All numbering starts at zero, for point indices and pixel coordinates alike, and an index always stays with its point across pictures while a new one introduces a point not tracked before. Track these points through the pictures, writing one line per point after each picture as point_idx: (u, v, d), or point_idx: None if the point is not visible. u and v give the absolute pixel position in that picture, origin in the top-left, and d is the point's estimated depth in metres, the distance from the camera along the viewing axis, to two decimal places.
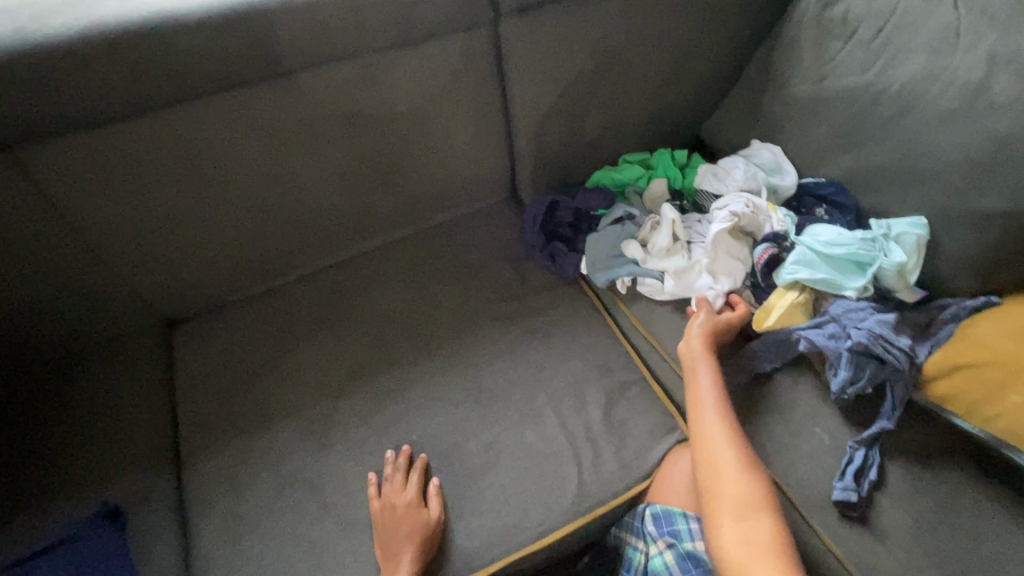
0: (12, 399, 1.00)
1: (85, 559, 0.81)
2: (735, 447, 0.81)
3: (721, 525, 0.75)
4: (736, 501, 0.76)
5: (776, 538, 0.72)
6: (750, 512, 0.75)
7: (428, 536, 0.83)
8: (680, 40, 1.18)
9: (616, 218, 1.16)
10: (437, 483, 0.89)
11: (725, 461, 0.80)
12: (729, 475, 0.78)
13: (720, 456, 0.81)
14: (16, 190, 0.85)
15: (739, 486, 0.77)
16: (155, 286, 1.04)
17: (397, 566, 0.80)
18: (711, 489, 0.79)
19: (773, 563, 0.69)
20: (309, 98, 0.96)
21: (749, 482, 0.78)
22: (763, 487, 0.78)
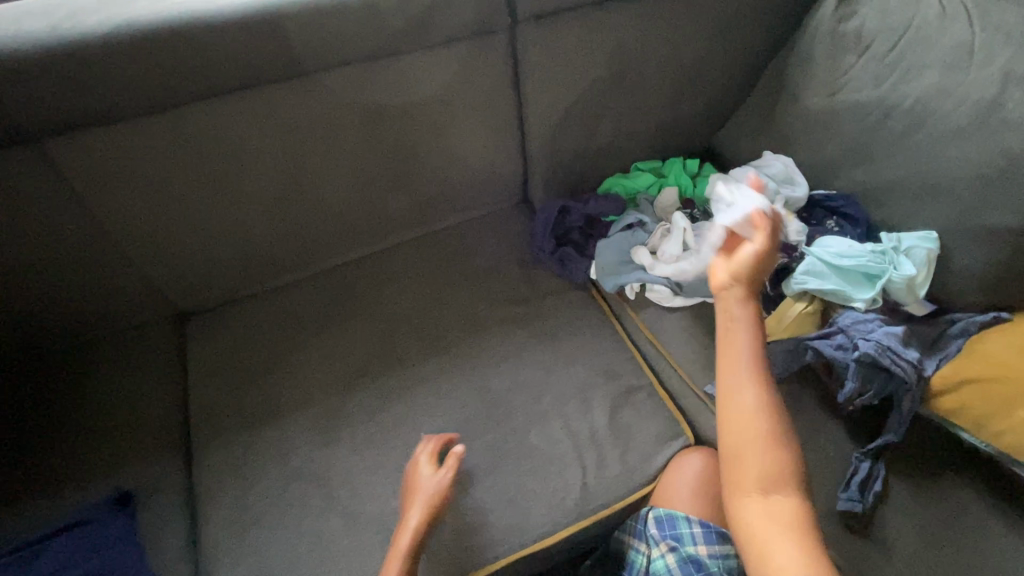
0: (30, 384, 1.02)
1: (96, 542, 0.83)
2: (768, 403, 0.66)
3: (745, 497, 0.65)
4: (764, 472, 0.64)
5: (804, 517, 0.63)
6: (777, 485, 0.64)
7: (436, 499, 0.82)
8: (694, 51, 1.19)
9: (626, 224, 1.17)
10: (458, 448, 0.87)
11: (759, 423, 0.66)
12: (760, 442, 0.65)
13: (754, 416, 0.66)
14: (43, 179, 0.88)
15: (772, 456, 0.65)
16: (171, 278, 1.06)
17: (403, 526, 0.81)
18: (737, 458, 0.66)
19: (798, 545, 0.60)
20: (328, 98, 0.98)
21: (782, 449, 0.65)
22: (794, 455, 0.65)
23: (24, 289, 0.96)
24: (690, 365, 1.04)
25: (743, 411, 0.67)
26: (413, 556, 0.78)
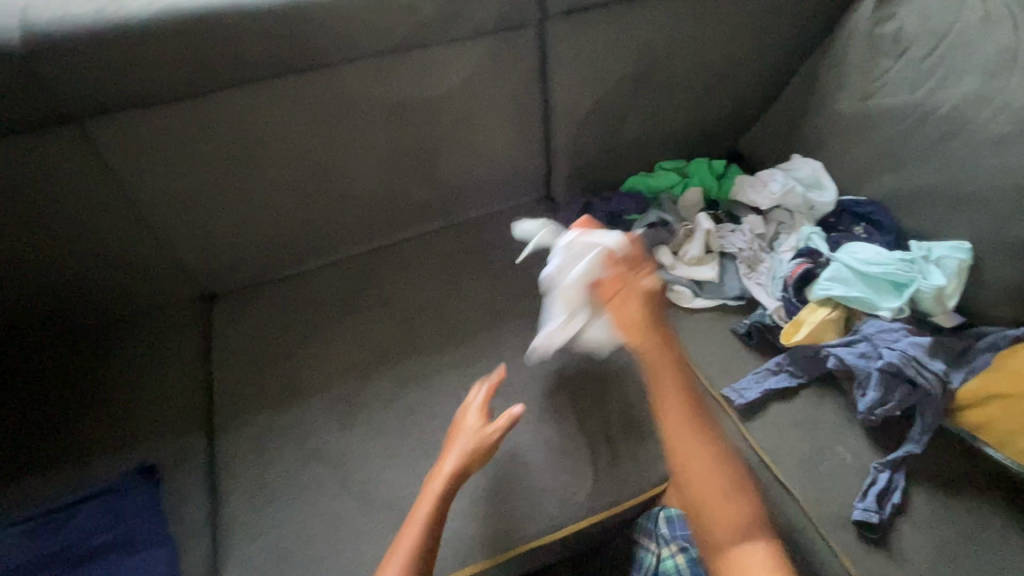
0: (58, 355, 1.05)
1: (124, 510, 0.85)
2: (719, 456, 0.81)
3: (722, 547, 0.75)
4: (735, 526, 0.75)
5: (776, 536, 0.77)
6: (750, 534, 0.75)
7: (478, 450, 0.86)
8: (724, 50, 1.18)
9: (648, 223, 1.17)
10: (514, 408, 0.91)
11: (719, 476, 0.79)
12: (724, 491, 0.78)
13: (713, 472, 0.79)
14: (82, 157, 0.91)
15: (736, 510, 0.76)
16: (198, 260, 1.08)
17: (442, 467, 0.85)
18: (707, 511, 0.77)
19: None
20: (357, 88, 0.99)
21: (745, 504, 0.77)
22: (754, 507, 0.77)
23: (60, 262, 1.00)
24: (707, 367, 1.03)
25: (702, 470, 0.79)
26: (441, 499, 0.81)
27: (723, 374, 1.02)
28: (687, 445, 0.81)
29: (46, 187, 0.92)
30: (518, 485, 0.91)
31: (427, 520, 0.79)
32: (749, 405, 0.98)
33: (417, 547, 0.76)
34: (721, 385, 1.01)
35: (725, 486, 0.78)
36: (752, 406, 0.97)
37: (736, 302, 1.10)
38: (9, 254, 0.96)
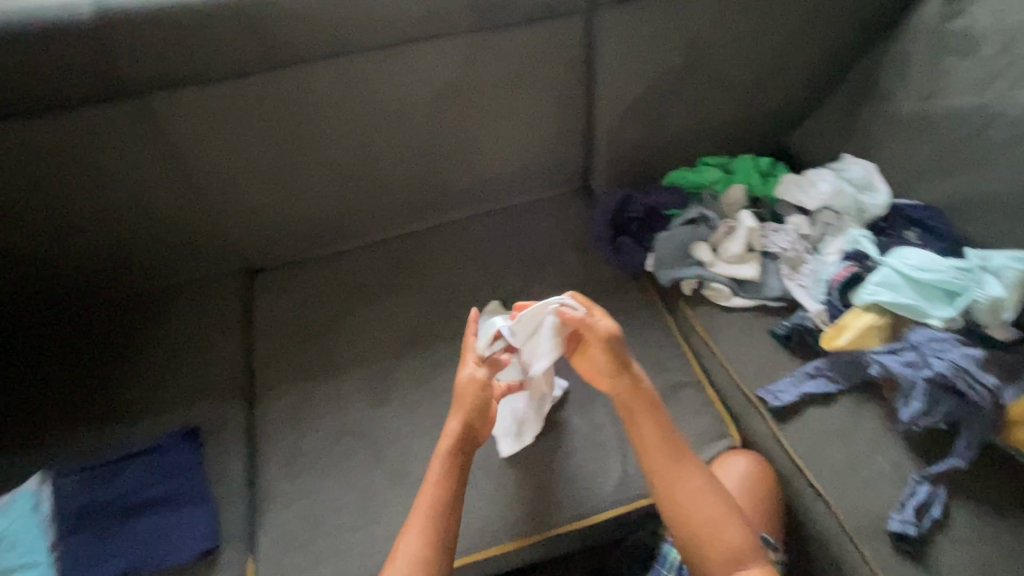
0: (105, 318, 1.08)
1: (169, 468, 0.89)
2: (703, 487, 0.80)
3: (709, 572, 0.76)
4: (727, 556, 0.76)
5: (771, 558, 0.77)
6: (740, 562, 0.75)
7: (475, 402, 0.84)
8: (777, 44, 1.14)
9: (689, 218, 1.15)
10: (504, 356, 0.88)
11: (705, 507, 0.79)
12: (713, 522, 0.77)
13: (698, 505, 0.79)
14: (142, 129, 0.95)
15: (726, 539, 0.76)
16: (245, 234, 1.11)
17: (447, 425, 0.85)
18: (698, 544, 0.77)
19: None
20: (404, 71, 1.00)
21: (734, 532, 0.77)
22: (745, 532, 0.77)
23: (116, 230, 1.04)
24: (743, 367, 1.02)
25: (686, 505, 0.79)
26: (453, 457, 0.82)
27: (759, 375, 1.00)
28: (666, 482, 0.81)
29: (108, 157, 0.96)
30: (546, 473, 0.91)
31: (440, 479, 0.81)
32: (785, 408, 0.96)
33: (433, 505, 0.79)
34: (756, 386, 0.99)
35: (711, 516, 0.78)
36: (788, 409, 0.96)
37: (776, 304, 1.07)
38: (71, 220, 1.01)
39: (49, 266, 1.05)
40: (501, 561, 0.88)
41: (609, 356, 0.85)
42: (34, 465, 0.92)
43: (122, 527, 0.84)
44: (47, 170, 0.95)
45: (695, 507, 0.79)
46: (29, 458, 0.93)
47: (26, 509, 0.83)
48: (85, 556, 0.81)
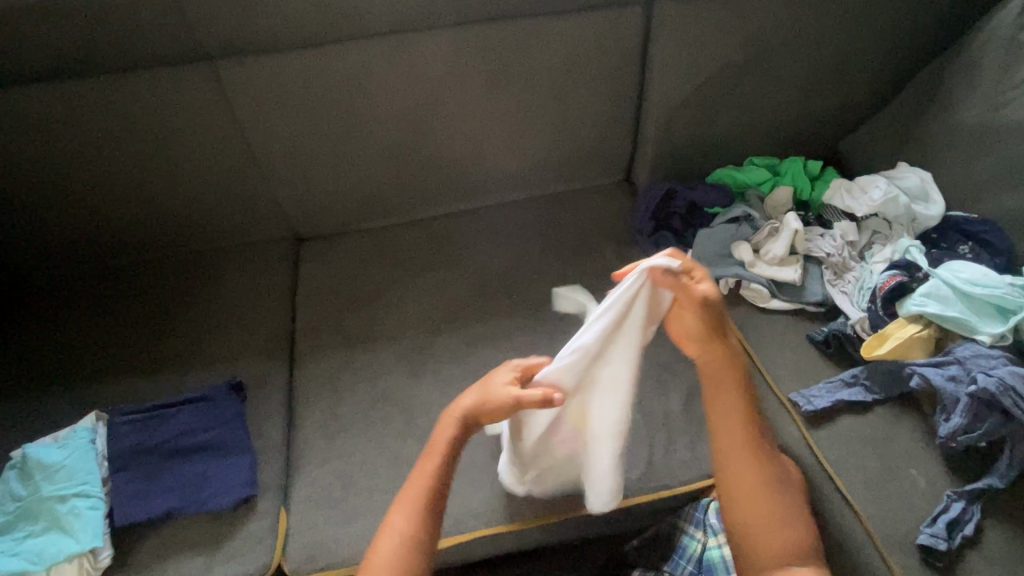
0: (159, 273, 1.14)
1: (214, 416, 0.93)
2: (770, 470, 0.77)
3: (754, 554, 0.74)
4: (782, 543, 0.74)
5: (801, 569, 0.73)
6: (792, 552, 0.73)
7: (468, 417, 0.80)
8: (837, 46, 1.13)
9: (732, 217, 1.14)
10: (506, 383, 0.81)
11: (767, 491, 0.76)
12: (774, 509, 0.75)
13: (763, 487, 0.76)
14: (211, 93, 0.99)
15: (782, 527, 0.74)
16: (295, 202, 1.15)
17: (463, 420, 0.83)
18: (754, 525, 0.75)
19: None
20: (464, 51, 1.02)
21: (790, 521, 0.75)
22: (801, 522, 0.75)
23: (175, 189, 1.08)
24: (778, 369, 1.01)
25: (749, 484, 0.77)
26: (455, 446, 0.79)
27: (793, 379, 0.99)
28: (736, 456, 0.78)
29: (176, 117, 1.00)
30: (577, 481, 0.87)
31: (437, 467, 0.78)
32: (819, 414, 0.95)
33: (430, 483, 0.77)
34: (790, 389, 0.99)
35: (768, 502, 0.76)
36: (822, 414, 0.94)
37: (816, 309, 1.06)
38: (133, 176, 1.05)
39: (111, 221, 1.10)
40: (523, 537, 0.90)
41: (703, 322, 0.79)
42: (90, 403, 0.97)
43: (168, 467, 0.88)
44: (119, 125, 0.99)
45: (759, 487, 0.76)
46: (86, 396, 0.98)
47: (82, 443, 0.87)
48: (134, 492, 0.85)
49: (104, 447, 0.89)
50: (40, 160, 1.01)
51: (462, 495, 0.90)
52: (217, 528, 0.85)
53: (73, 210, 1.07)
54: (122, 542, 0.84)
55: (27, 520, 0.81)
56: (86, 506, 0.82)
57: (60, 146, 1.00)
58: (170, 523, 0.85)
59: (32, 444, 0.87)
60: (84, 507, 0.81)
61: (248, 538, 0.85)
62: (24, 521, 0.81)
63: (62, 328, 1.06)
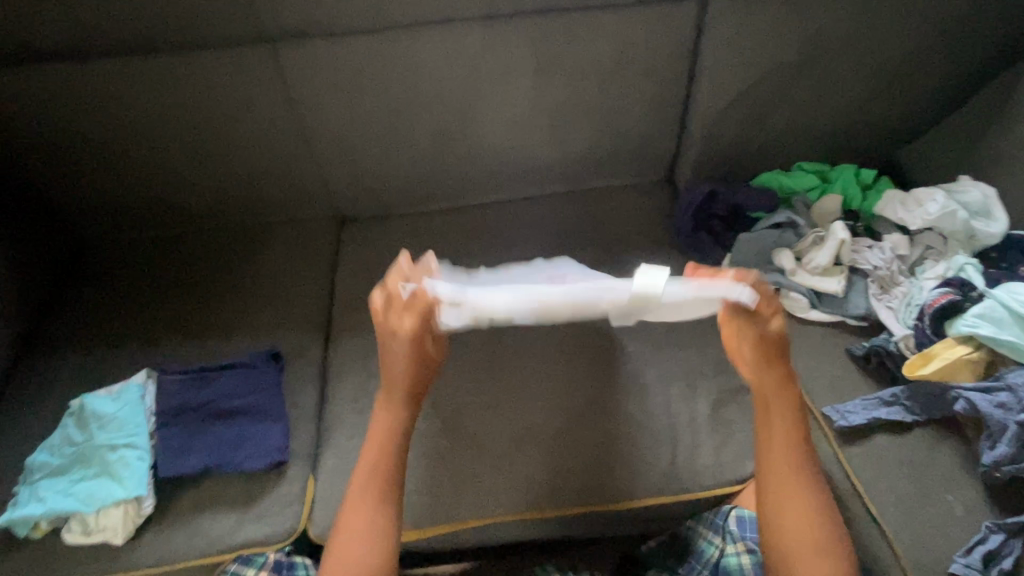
0: (210, 244, 1.19)
1: (253, 383, 0.97)
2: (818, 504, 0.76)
3: None
4: None
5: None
6: None
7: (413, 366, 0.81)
8: (900, 51, 1.08)
9: (776, 222, 1.10)
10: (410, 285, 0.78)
11: (814, 526, 0.74)
12: (817, 543, 0.73)
13: (809, 519, 0.74)
14: (269, 74, 1.03)
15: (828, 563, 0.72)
16: (341, 183, 1.18)
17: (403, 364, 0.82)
18: (796, 556, 0.73)
19: None
20: (514, 43, 1.03)
21: (835, 557, 0.73)
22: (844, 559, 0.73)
23: (229, 165, 1.13)
24: (812, 381, 0.98)
25: (795, 516, 0.75)
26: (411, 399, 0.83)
27: (828, 392, 0.97)
28: (782, 483, 0.77)
29: (234, 96, 1.05)
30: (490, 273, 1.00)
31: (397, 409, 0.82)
32: (853, 430, 0.92)
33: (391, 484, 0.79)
34: (824, 402, 0.96)
35: (812, 535, 0.74)
36: (857, 431, 0.92)
37: (858, 322, 1.03)
38: (188, 150, 1.10)
39: (166, 193, 1.16)
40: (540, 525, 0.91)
41: (766, 351, 0.78)
42: (142, 361, 1.03)
43: (207, 427, 0.92)
44: (179, 101, 1.04)
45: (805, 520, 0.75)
46: (138, 354, 1.04)
47: (133, 397, 0.93)
48: (175, 448, 0.90)
49: (151, 403, 0.94)
50: (107, 133, 1.06)
51: (483, 479, 0.91)
52: (249, 489, 0.90)
53: (134, 181, 1.13)
54: (163, 494, 0.89)
55: (82, 464, 0.87)
56: (135, 457, 0.87)
57: (126, 120, 1.05)
58: (207, 480, 0.90)
59: (89, 395, 0.94)
60: (132, 457, 0.87)
61: (277, 501, 0.89)
62: (79, 466, 0.87)
63: (118, 290, 1.13)
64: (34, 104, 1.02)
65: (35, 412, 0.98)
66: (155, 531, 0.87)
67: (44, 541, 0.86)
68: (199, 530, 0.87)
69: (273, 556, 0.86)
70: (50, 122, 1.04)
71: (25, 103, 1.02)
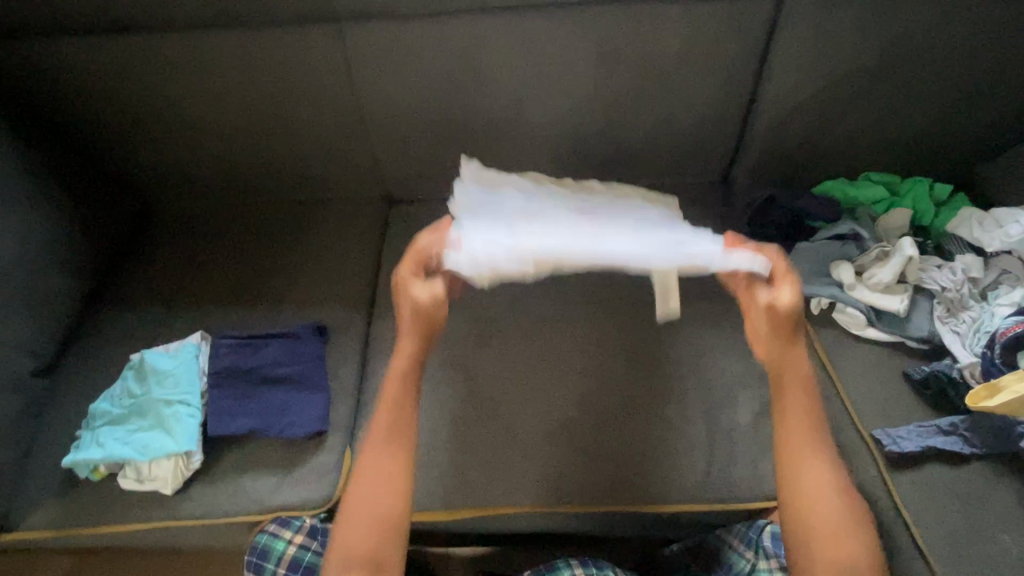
0: (266, 215, 1.23)
1: (300, 353, 1.00)
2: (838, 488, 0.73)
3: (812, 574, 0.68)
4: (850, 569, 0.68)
5: None
6: None
7: (431, 321, 0.83)
8: (991, 61, 1.01)
9: (837, 233, 1.06)
10: (432, 287, 0.84)
11: (837, 512, 0.71)
12: (843, 528, 0.70)
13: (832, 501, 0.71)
14: (332, 53, 1.04)
15: (851, 545, 0.69)
16: (395, 166, 1.20)
17: (425, 306, 0.84)
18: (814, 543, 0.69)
19: None
20: (577, 32, 1.01)
21: (862, 541, 0.69)
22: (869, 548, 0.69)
23: (290, 139, 1.16)
24: (863, 402, 0.94)
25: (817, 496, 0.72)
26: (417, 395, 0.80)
27: (879, 414, 0.92)
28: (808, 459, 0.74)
29: (296, 73, 1.06)
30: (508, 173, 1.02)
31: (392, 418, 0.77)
32: (905, 458, 0.87)
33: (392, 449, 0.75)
34: (874, 425, 0.92)
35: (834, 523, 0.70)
36: (908, 459, 0.87)
37: (918, 345, 0.97)
38: (254, 124, 1.13)
39: (228, 163, 1.19)
40: (568, 518, 0.92)
41: (773, 319, 0.81)
42: (197, 323, 1.08)
43: (253, 392, 0.96)
44: (246, 76, 1.06)
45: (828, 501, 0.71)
46: (194, 317, 1.09)
47: (189, 356, 0.97)
48: (223, 409, 0.93)
49: (205, 363, 0.99)
50: (177, 103, 1.09)
51: (513, 470, 0.92)
52: (290, 455, 0.93)
53: (199, 149, 1.17)
54: (209, 451, 0.93)
55: (138, 416, 0.91)
56: (187, 414, 0.91)
57: (194, 91, 1.08)
58: (251, 441, 0.94)
59: (149, 350, 0.98)
60: (185, 414, 0.91)
61: (315, 469, 0.92)
62: (136, 417, 0.91)
63: (179, 254, 1.18)
64: (109, 70, 1.05)
65: (96, 363, 1.04)
66: (200, 486, 0.91)
67: (101, 485, 0.91)
68: (241, 490, 0.91)
69: (309, 520, 0.90)
70: (124, 89, 1.07)
71: (100, 68, 1.04)
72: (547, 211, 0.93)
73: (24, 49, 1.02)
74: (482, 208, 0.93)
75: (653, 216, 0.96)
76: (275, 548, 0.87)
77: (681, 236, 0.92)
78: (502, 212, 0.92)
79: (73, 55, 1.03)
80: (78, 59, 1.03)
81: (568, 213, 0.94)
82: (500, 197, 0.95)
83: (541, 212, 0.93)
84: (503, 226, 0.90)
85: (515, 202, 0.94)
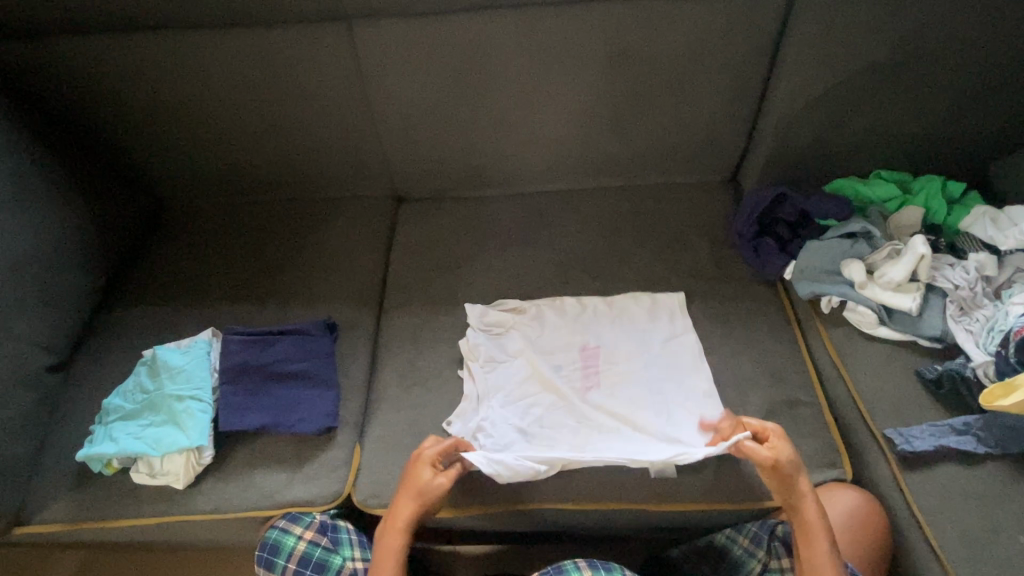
0: (277, 213, 1.24)
1: (310, 350, 1.01)
2: None
3: None
4: None
5: None
6: None
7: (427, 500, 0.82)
8: (1005, 57, 1.01)
9: (848, 232, 1.05)
10: (428, 473, 0.83)
11: None
12: None
13: None
14: (343, 51, 1.04)
15: None
16: (405, 164, 1.21)
17: (416, 489, 0.82)
18: None
19: None
20: (586, 29, 1.01)
21: None
22: None
23: (300, 138, 1.17)
24: (875, 401, 0.93)
25: None
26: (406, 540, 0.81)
27: (891, 413, 0.92)
28: None
29: (307, 71, 1.07)
30: (518, 310, 1.05)
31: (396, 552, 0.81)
32: (919, 457, 0.87)
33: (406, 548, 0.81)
34: (886, 423, 0.91)
35: None
36: (921, 458, 0.86)
37: (930, 344, 0.96)
38: (265, 123, 1.14)
39: (239, 161, 1.20)
40: (578, 516, 0.91)
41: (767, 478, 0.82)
42: (209, 319, 1.09)
43: (264, 388, 0.96)
44: (258, 74, 1.07)
45: None
46: (205, 313, 1.10)
47: (200, 352, 0.98)
48: (234, 404, 0.94)
49: (216, 359, 0.99)
50: (189, 102, 1.10)
51: (522, 468, 0.91)
52: (300, 451, 0.94)
53: (210, 148, 1.18)
54: (220, 447, 0.94)
55: (151, 411, 0.92)
56: (198, 409, 0.92)
57: (206, 90, 1.09)
58: (262, 437, 0.95)
59: (161, 347, 0.99)
60: (197, 410, 0.92)
61: (325, 465, 0.92)
62: (148, 412, 0.92)
63: (190, 251, 1.19)
64: (123, 68, 1.06)
65: (110, 359, 1.05)
66: (212, 481, 0.92)
67: (114, 479, 0.92)
68: (251, 485, 0.91)
69: (318, 517, 0.90)
70: (137, 88, 1.09)
71: (115, 66, 1.05)
72: (553, 378, 0.96)
73: (40, 48, 1.03)
74: (495, 388, 0.96)
75: (656, 377, 0.97)
76: (285, 543, 0.88)
77: (672, 410, 0.93)
78: (511, 385, 0.96)
79: (89, 53, 1.04)
80: (92, 57, 1.04)
81: (572, 379, 0.97)
82: (510, 365, 0.98)
83: (548, 387, 0.96)
84: (514, 405, 0.94)
85: (522, 373, 0.97)
